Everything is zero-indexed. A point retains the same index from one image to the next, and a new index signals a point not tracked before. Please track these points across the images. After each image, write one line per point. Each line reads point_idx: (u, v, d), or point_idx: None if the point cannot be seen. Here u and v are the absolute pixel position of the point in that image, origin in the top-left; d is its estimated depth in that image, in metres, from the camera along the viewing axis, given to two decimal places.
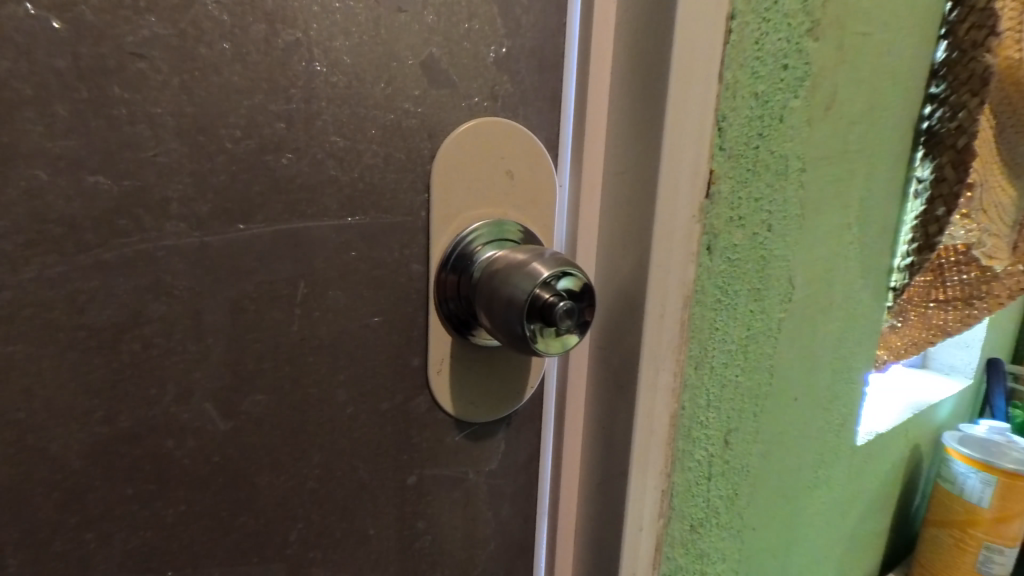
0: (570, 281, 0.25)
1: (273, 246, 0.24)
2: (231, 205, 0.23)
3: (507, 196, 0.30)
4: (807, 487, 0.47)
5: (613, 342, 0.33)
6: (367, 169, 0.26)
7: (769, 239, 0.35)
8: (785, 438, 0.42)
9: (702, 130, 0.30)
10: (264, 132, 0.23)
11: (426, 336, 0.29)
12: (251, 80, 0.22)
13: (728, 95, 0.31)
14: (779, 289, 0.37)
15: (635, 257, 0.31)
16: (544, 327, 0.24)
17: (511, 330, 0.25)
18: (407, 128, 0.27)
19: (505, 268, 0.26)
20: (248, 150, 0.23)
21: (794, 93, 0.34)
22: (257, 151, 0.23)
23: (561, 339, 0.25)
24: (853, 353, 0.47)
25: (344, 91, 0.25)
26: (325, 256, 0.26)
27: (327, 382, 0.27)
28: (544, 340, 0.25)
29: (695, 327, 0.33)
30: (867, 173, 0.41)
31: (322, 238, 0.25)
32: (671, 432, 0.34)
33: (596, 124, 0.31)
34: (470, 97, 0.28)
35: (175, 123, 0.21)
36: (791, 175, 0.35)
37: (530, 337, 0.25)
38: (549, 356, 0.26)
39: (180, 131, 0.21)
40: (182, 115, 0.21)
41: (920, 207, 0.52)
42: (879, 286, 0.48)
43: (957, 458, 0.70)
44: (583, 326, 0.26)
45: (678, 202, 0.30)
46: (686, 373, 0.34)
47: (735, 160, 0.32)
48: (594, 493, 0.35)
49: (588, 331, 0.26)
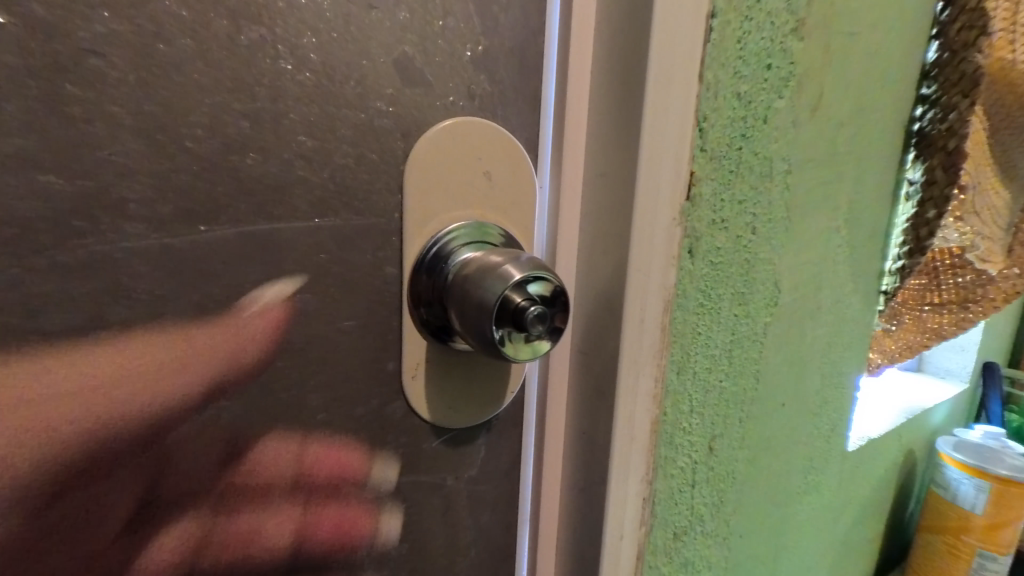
0: (541, 285, 0.25)
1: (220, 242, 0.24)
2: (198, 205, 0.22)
3: (485, 198, 0.29)
4: (796, 493, 0.47)
5: (593, 347, 0.32)
6: (338, 169, 0.26)
7: (753, 242, 0.34)
8: (773, 444, 0.42)
9: (683, 129, 0.29)
10: (229, 131, 0.23)
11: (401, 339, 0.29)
12: (218, 77, 0.22)
13: (709, 96, 0.30)
14: (765, 293, 0.36)
15: (614, 259, 0.30)
16: (514, 331, 0.24)
17: (480, 334, 0.24)
18: (381, 128, 0.26)
19: (477, 271, 0.26)
20: (212, 149, 0.22)
21: (779, 93, 0.33)
22: (222, 151, 0.23)
23: (531, 345, 0.25)
24: (843, 357, 0.46)
25: (314, 90, 0.24)
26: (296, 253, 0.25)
27: (298, 385, 0.26)
28: (514, 345, 0.25)
29: (678, 331, 0.32)
30: (856, 176, 0.41)
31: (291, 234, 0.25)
32: (653, 439, 0.33)
33: (575, 124, 0.30)
34: (446, 96, 0.28)
35: (136, 122, 0.21)
36: (776, 177, 0.34)
37: (499, 341, 0.24)
38: (520, 362, 0.25)
39: (139, 130, 0.21)
40: (141, 114, 0.21)
41: (911, 209, 0.51)
42: (870, 289, 0.47)
43: (952, 464, 0.68)
44: (556, 331, 0.25)
45: (657, 204, 0.29)
46: (668, 380, 0.32)
47: (718, 160, 0.31)
48: (576, 499, 0.34)
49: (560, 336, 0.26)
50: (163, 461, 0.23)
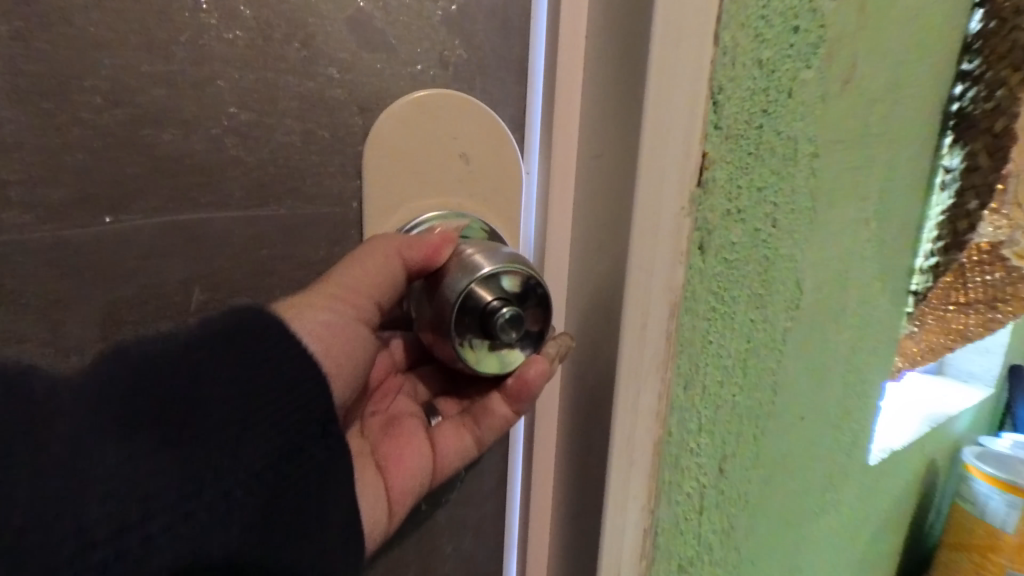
0: (512, 281, 0.22)
1: (416, 241, 0.23)
2: (75, 496, 0.17)
3: (462, 181, 0.26)
4: (814, 513, 0.43)
5: (588, 356, 0.28)
6: (282, 148, 0.22)
7: (775, 236, 0.29)
8: (790, 462, 0.38)
9: (694, 102, 0.24)
10: (136, 100, 0.19)
11: (352, 374, 0.25)
12: (128, 36, 0.19)
13: (726, 62, 0.24)
14: (786, 293, 0.31)
15: (612, 256, 0.26)
16: (477, 336, 0.22)
17: (439, 337, 0.23)
18: (334, 100, 0.22)
19: (434, 291, 0.23)
20: (116, 121, 0.19)
21: (806, 62, 0.27)
22: (130, 124, 0.19)
23: (498, 354, 0.23)
24: (869, 365, 0.42)
25: (246, 51, 0.20)
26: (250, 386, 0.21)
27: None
28: (475, 351, 0.23)
29: (685, 340, 0.27)
30: (888, 161, 0.36)
31: (222, 401, 0.20)
32: (656, 462, 0.28)
33: (566, 96, 0.26)
34: (414, 63, 0.24)
35: (25, 87, 0.17)
36: (801, 161, 0.29)
37: (458, 345, 0.22)
38: (483, 371, 0.23)
39: (15, 94, 0.17)
40: (20, 75, 0.17)
41: (947, 199, 0.46)
42: (899, 289, 0.42)
43: (980, 477, 0.64)
44: (527, 340, 0.23)
45: (662, 193, 0.24)
46: (674, 395, 0.28)
47: (734, 140, 0.26)
48: (568, 528, 0.30)
49: (532, 345, 0.23)
50: (416, 385, 0.30)
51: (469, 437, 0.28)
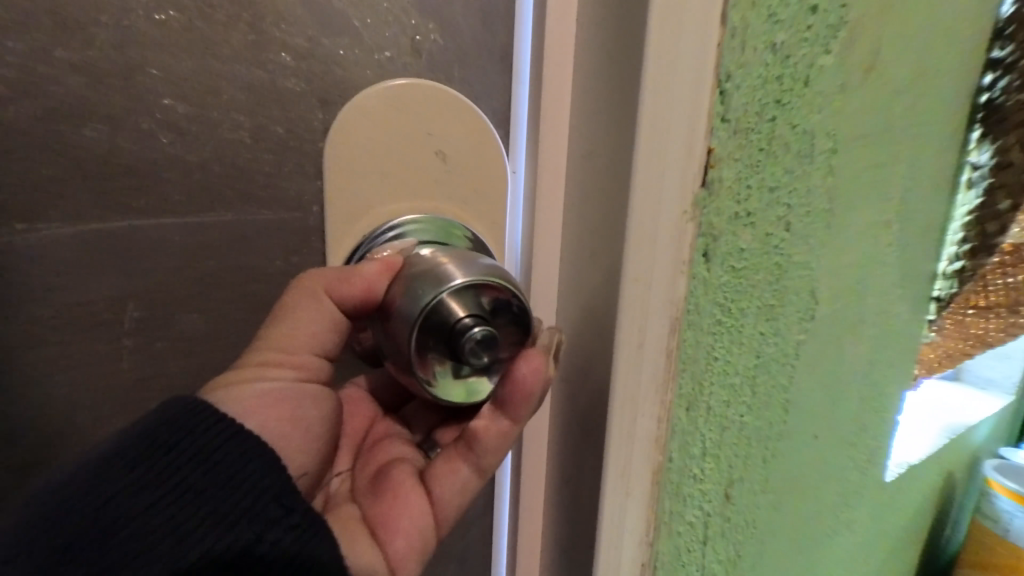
0: (482, 292, 0.19)
1: (338, 272, 0.22)
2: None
3: (443, 180, 0.25)
4: (826, 536, 0.40)
5: (580, 373, 0.25)
6: (225, 143, 0.22)
7: (788, 242, 0.26)
8: (802, 484, 0.35)
9: (697, 95, 0.21)
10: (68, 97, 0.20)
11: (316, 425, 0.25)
12: (66, 27, 0.19)
13: (735, 44, 0.21)
14: (798, 302, 0.28)
15: (605, 265, 0.23)
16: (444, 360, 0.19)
17: (403, 363, 0.20)
18: (288, 91, 0.22)
19: (389, 321, 0.21)
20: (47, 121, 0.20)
21: (825, 46, 0.24)
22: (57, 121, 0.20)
23: (464, 381, 0.21)
24: (887, 378, 0.39)
25: (190, 39, 0.21)
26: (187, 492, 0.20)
27: (195, 384, 0.24)
28: (440, 379, 0.20)
29: (687, 357, 0.24)
30: (912, 155, 0.32)
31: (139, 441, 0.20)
32: (654, 492, 0.25)
33: (552, 88, 0.24)
34: (381, 50, 0.23)
35: None
36: (818, 158, 0.26)
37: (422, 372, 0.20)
38: (450, 402, 0.21)
39: None
40: None
41: (973, 198, 0.43)
42: (920, 296, 0.39)
43: (1003, 494, 0.60)
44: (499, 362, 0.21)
45: (662, 195, 0.21)
46: (675, 419, 0.25)
47: (742, 135, 0.23)
48: (557, 560, 0.27)
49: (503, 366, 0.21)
50: (407, 426, 0.29)
51: (466, 468, 0.25)
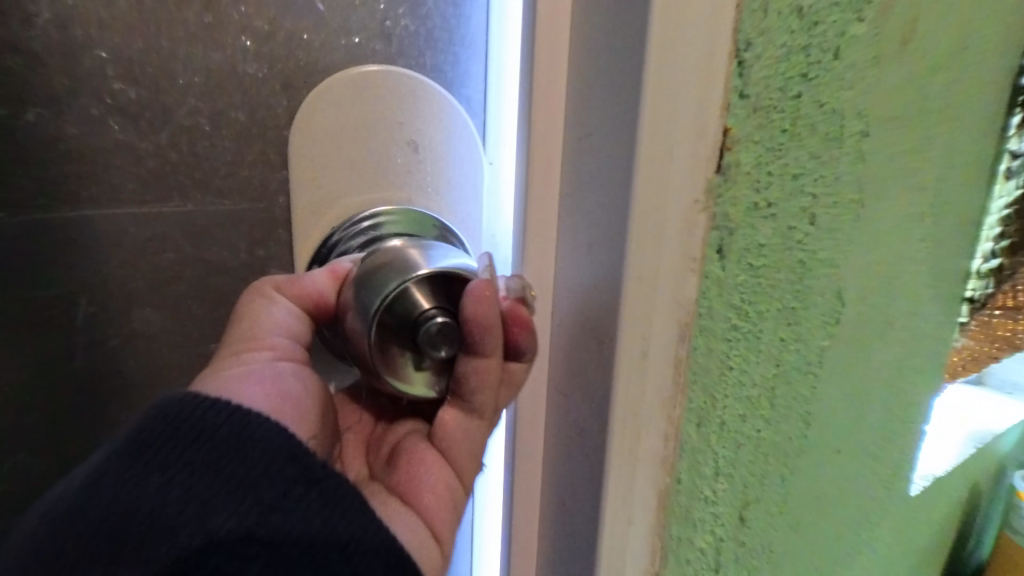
0: (447, 284, 0.20)
1: (286, 278, 0.23)
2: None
3: (410, 160, 0.23)
4: (847, 557, 0.37)
5: (576, 386, 0.23)
6: (180, 129, 0.23)
7: (812, 237, 0.23)
8: (822, 503, 0.32)
9: (711, 67, 0.18)
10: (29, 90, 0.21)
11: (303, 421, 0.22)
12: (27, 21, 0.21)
13: (755, 6, 0.18)
14: (822, 306, 0.25)
15: (602, 262, 0.20)
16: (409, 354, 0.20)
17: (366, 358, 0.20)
18: (248, 75, 0.23)
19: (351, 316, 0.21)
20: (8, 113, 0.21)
21: (857, 13, 0.21)
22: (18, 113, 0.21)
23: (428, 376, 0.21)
24: (915, 386, 0.36)
25: (145, 23, 0.21)
26: (206, 460, 0.18)
27: (150, 372, 0.26)
28: (400, 376, 0.20)
29: (699, 368, 0.22)
30: (947, 141, 0.29)
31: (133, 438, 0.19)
32: (659, 516, 0.23)
33: (546, 61, 0.21)
34: (350, 33, 0.23)
35: None
36: (847, 143, 0.23)
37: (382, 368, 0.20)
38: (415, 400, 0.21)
39: None
40: None
41: (1011, 189, 0.39)
42: (951, 296, 0.36)
43: None
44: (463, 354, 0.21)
45: (667, 182, 0.19)
46: (683, 435, 0.22)
47: (763, 113, 0.20)
48: None
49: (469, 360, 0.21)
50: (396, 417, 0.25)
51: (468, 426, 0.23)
